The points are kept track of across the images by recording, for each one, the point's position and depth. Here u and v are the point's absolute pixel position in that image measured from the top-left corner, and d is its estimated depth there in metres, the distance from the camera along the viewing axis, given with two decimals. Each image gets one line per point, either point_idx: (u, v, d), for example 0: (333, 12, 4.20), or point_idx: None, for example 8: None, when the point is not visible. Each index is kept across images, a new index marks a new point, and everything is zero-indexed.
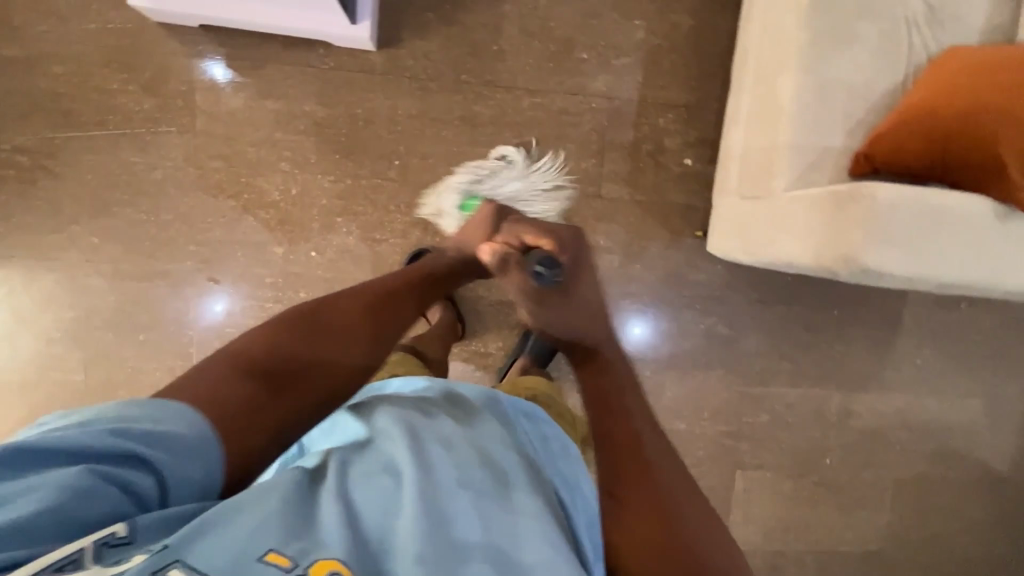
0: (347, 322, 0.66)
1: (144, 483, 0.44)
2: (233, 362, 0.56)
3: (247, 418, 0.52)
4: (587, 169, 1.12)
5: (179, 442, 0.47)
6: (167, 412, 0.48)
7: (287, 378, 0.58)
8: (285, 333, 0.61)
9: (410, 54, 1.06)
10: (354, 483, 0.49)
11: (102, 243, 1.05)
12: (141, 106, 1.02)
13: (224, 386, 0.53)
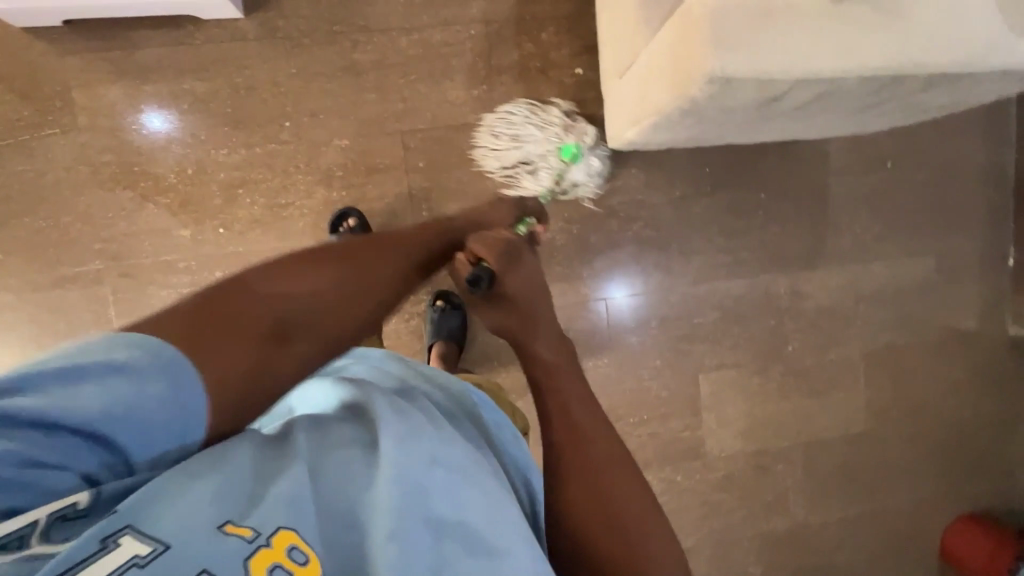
0: (362, 266, 0.61)
1: (106, 460, 0.39)
2: (265, 298, 0.51)
3: (258, 360, 0.48)
4: (479, 97, 1.12)
5: (167, 408, 0.41)
6: (174, 361, 0.42)
7: (300, 331, 0.53)
8: (309, 268, 0.57)
9: (279, 15, 1.06)
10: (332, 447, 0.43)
11: (6, 257, 1.04)
12: (21, 114, 1.02)
13: (249, 333, 0.48)
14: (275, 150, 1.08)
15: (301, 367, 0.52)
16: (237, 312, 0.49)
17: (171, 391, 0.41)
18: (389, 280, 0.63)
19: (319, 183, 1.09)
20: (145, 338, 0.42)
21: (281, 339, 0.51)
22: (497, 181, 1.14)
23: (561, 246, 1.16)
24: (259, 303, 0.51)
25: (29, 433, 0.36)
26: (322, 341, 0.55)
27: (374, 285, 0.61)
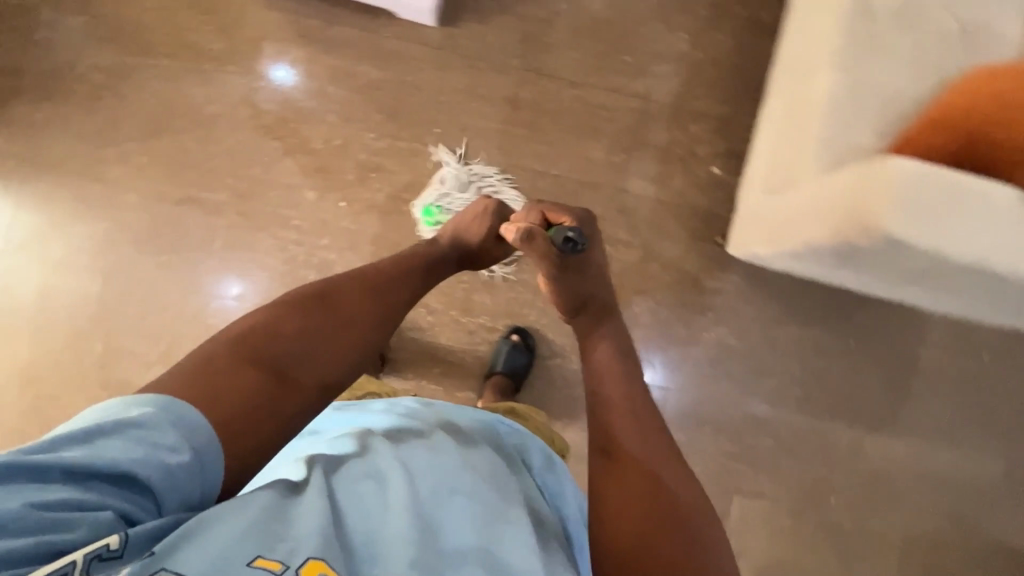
0: (347, 319, 0.70)
1: (135, 506, 0.46)
2: (243, 356, 0.59)
3: (242, 412, 0.55)
4: (616, 163, 1.16)
5: (182, 453, 0.49)
6: (174, 404, 0.51)
7: (298, 370, 0.62)
8: (293, 326, 0.65)
9: (465, 34, 1.13)
10: (345, 489, 0.54)
11: (149, 164, 1.10)
12: (213, 46, 1.10)
13: (240, 377, 0.57)
14: (416, 150, 1.13)
15: (306, 397, 0.62)
16: (223, 365, 0.57)
17: (188, 437, 0.50)
18: (368, 314, 0.72)
19: (443, 191, 1.13)
20: (149, 395, 0.51)
21: (282, 380, 0.60)
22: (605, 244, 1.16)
23: (644, 325, 1.16)
24: (250, 356, 0.60)
25: (66, 484, 0.43)
26: (317, 375, 0.64)
27: (353, 321, 0.70)
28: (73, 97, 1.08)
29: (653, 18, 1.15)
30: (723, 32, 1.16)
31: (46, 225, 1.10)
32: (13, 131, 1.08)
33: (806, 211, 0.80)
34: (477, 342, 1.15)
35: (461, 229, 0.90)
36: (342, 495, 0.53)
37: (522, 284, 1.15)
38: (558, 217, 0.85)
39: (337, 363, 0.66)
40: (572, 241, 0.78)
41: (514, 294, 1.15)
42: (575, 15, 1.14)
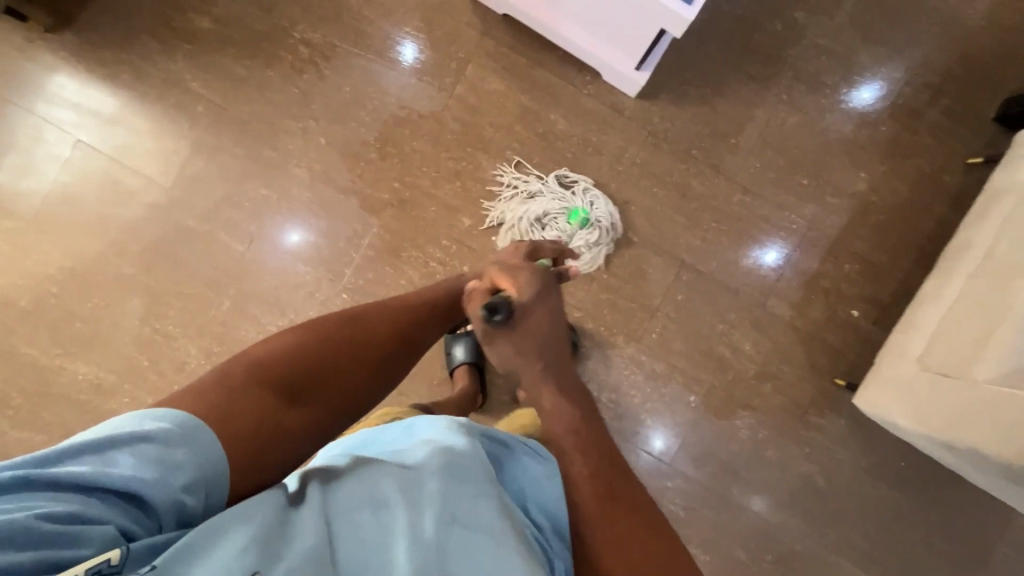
0: (369, 345, 0.67)
1: (135, 523, 0.43)
2: (254, 372, 0.56)
3: (260, 433, 0.53)
4: (763, 278, 1.16)
5: (182, 474, 0.45)
6: (198, 430, 0.48)
7: (309, 395, 0.60)
8: (311, 347, 0.62)
9: (659, 113, 1.13)
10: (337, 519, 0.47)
11: (326, 146, 1.11)
12: (422, 55, 1.12)
13: (251, 396, 0.54)
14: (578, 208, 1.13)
15: (312, 424, 0.59)
16: (241, 381, 0.54)
17: (195, 458, 0.47)
18: (385, 350, 0.69)
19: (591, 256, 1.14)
20: (168, 412, 0.48)
21: (291, 405, 0.57)
22: (727, 351, 1.16)
23: (741, 438, 1.17)
24: (263, 373, 0.57)
25: (70, 495, 0.41)
26: (323, 403, 0.61)
27: (368, 353, 0.67)
28: (278, 64, 1.10)
29: (841, 150, 1.15)
30: (903, 183, 1.16)
31: (209, 171, 1.11)
32: (210, 78, 1.10)
33: (1001, 412, 0.78)
34: None
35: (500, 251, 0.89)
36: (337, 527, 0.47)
37: (638, 366, 1.15)
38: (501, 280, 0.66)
39: (343, 393, 0.63)
40: (492, 314, 0.60)
41: (627, 372, 1.16)
42: (768, 126, 1.15)
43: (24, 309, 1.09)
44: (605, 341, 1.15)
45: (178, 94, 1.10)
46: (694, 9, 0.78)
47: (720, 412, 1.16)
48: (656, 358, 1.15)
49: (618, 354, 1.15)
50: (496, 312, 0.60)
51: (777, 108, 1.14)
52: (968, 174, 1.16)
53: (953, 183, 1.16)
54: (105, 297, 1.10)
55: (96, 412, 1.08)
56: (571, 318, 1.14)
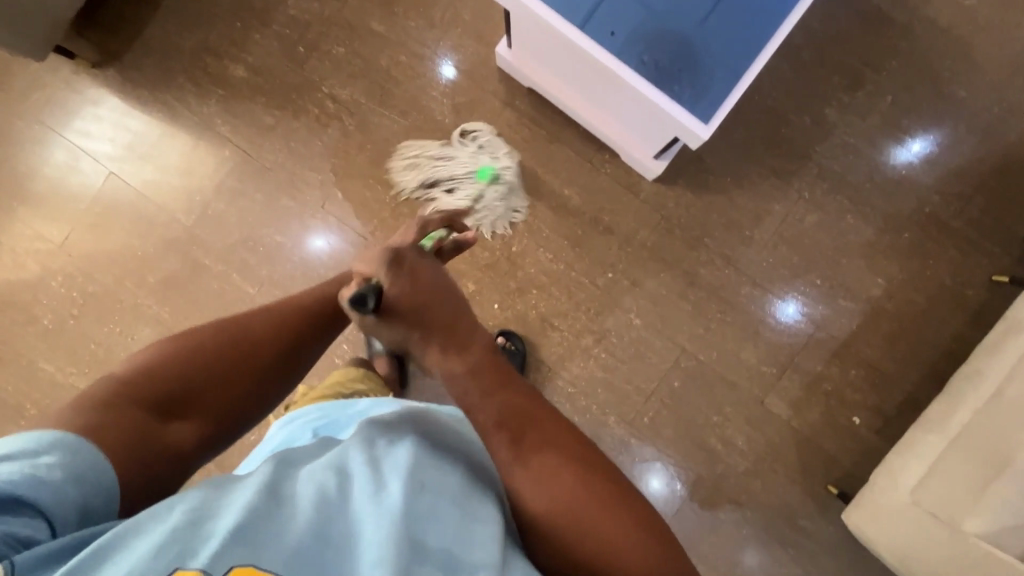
0: (262, 349, 0.61)
1: (26, 525, 0.39)
2: (125, 391, 0.52)
3: (135, 449, 0.49)
4: (764, 375, 1.14)
5: (60, 469, 0.43)
6: (64, 449, 0.45)
7: (193, 405, 0.56)
8: (192, 355, 0.56)
9: (675, 199, 1.12)
10: (290, 485, 0.45)
11: (342, 200, 1.13)
12: (444, 118, 1.12)
13: (121, 416, 0.50)
14: (583, 285, 1.13)
15: (204, 433, 0.57)
16: (104, 408, 0.50)
17: (70, 462, 0.44)
18: (282, 352, 0.63)
19: (590, 333, 1.14)
20: (30, 434, 0.45)
21: (172, 419, 0.54)
22: (719, 443, 1.14)
23: (724, 531, 1.14)
24: (133, 393, 0.52)
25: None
26: (213, 409, 0.57)
27: (262, 354, 0.61)
28: (304, 117, 1.13)
29: (860, 253, 1.12)
30: (922, 292, 1.12)
31: (228, 212, 1.14)
32: (239, 124, 1.13)
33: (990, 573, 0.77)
34: None
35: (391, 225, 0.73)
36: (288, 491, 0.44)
37: (626, 448, 1.14)
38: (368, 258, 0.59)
39: (241, 398, 0.59)
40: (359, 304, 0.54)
41: (615, 453, 1.15)
42: (786, 221, 1.12)
43: (47, 327, 1.15)
44: (597, 419, 1.14)
45: (207, 137, 1.14)
46: (710, 130, 0.77)
47: (706, 503, 1.15)
48: (646, 442, 1.15)
49: (609, 434, 1.14)
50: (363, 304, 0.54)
51: (797, 204, 1.12)
52: (991, 291, 1.11)
53: (974, 298, 1.11)
54: (120, 324, 1.14)
55: None
56: (564, 392, 1.14)
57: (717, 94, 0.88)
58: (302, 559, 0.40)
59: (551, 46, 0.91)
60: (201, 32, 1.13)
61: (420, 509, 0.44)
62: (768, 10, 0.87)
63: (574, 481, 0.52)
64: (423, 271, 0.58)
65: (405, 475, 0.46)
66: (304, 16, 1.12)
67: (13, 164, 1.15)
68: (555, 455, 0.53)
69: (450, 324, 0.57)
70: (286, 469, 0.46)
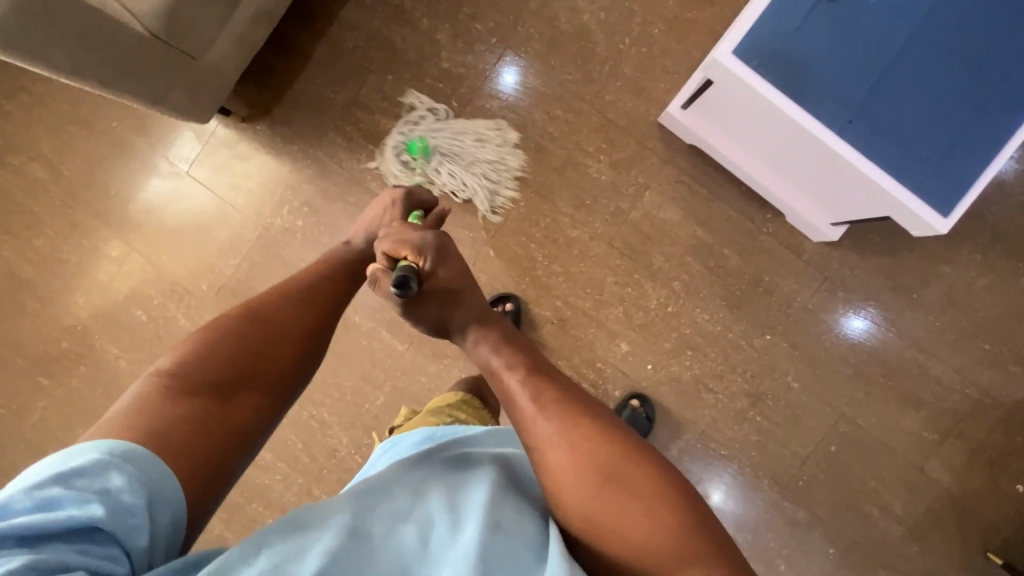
0: (287, 322, 0.61)
1: (108, 562, 0.38)
2: (167, 384, 0.50)
3: (199, 434, 0.49)
4: (925, 440, 1.11)
5: (129, 491, 0.41)
6: (130, 450, 0.43)
7: (248, 382, 0.55)
8: (222, 339, 0.55)
9: (839, 260, 1.09)
10: (372, 518, 0.46)
11: (494, 257, 1.11)
12: (600, 176, 1.09)
13: (180, 405, 0.49)
14: (740, 347, 1.11)
15: (264, 413, 0.55)
16: (156, 404, 0.48)
17: (148, 477, 0.43)
18: (309, 319, 0.63)
19: (747, 395, 1.11)
20: (93, 442, 0.43)
21: (233, 399, 0.53)
22: (875, 508, 1.12)
23: None
24: (181, 385, 0.50)
25: (14, 550, 0.35)
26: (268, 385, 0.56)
27: (297, 330, 0.61)
28: None
29: None
30: None
31: None
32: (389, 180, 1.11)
33: None
34: None
35: (374, 228, 0.77)
36: (374, 525, 0.46)
37: (779, 511, 1.12)
38: (397, 253, 0.63)
39: (287, 370, 0.59)
40: (403, 290, 0.58)
41: (768, 515, 1.13)
42: (955, 284, 1.09)
43: None
44: (749, 482, 1.13)
45: (357, 192, 1.12)
46: (951, 225, 0.74)
47: (860, 568, 1.12)
48: (799, 506, 1.13)
49: (761, 497, 1.13)
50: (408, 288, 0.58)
51: (967, 266, 1.08)
52: None
53: None
54: None
55: (251, 487, 1.13)
56: (716, 454, 1.12)
57: (971, 160, 0.74)
58: None
59: (749, 116, 0.86)
60: (353, 86, 1.10)
61: (495, 547, 0.44)
62: (974, 60, 0.75)
63: (569, 418, 0.53)
64: (449, 250, 0.64)
65: (484, 513, 0.47)
66: (458, 70, 1.09)
67: (163, 217, 1.15)
68: (582, 435, 0.52)
69: (467, 299, 0.63)
70: (363, 509, 0.47)
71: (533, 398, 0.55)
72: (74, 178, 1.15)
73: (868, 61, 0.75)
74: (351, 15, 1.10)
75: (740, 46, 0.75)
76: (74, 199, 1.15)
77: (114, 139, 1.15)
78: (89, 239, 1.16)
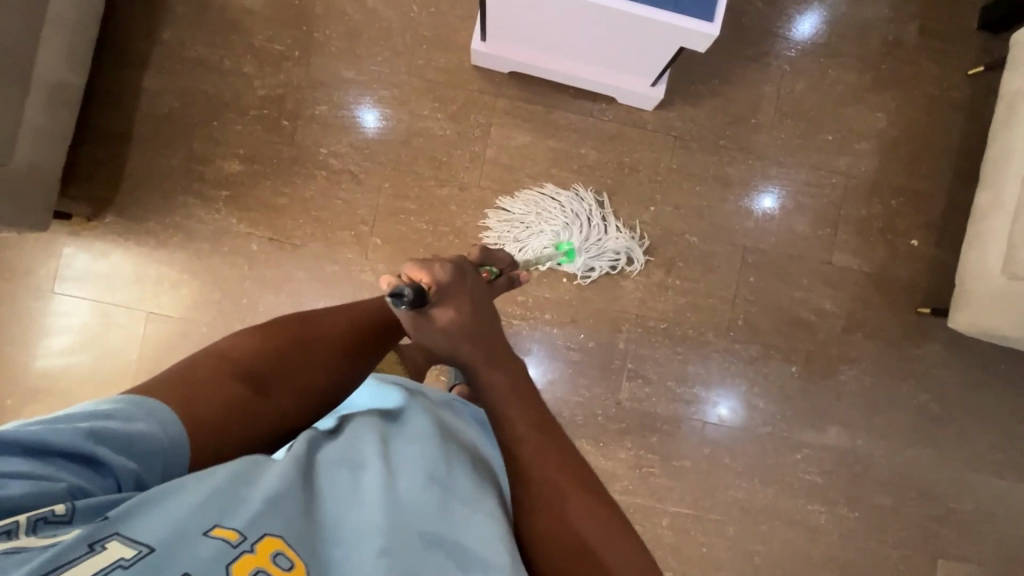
0: (335, 334, 0.66)
1: (93, 480, 0.44)
2: (222, 363, 0.56)
3: (223, 421, 0.53)
4: (822, 238, 1.20)
5: (143, 439, 0.47)
6: (154, 407, 0.49)
7: (280, 385, 0.59)
8: (280, 337, 0.62)
9: (679, 117, 1.18)
10: (319, 468, 0.49)
11: (382, 244, 1.13)
12: (445, 131, 1.15)
13: (220, 385, 0.54)
14: (634, 228, 1.17)
15: (283, 416, 0.58)
16: (204, 376, 0.54)
17: (153, 428, 0.48)
18: (354, 336, 0.67)
19: (659, 267, 1.17)
20: (129, 395, 0.49)
21: (262, 397, 0.57)
22: (811, 314, 1.20)
23: (850, 390, 1.20)
24: (230, 367, 0.56)
25: (22, 456, 0.42)
26: (298, 393, 0.60)
27: (339, 341, 0.66)
28: (315, 183, 1.13)
29: (853, 98, 1.21)
30: (919, 109, 1.21)
31: (282, 303, 1.12)
32: (255, 216, 1.12)
33: None
34: (692, 410, 1.18)
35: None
36: (320, 475, 0.49)
37: (734, 355, 1.18)
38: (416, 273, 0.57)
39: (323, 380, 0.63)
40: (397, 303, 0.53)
41: (726, 363, 1.18)
42: (780, 97, 1.20)
43: None
44: (697, 342, 1.18)
45: (230, 240, 1.12)
46: (719, 25, 0.82)
47: (822, 372, 1.20)
48: (749, 342, 1.19)
49: (714, 349, 1.18)
50: (402, 299, 0.54)
51: (782, 79, 1.20)
52: (972, 85, 1.21)
53: (961, 96, 1.21)
54: None
55: None
56: (658, 330, 1.17)
57: None
58: (324, 541, 0.44)
59: (532, 15, 0.93)
60: (184, 145, 1.12)
61: (434, 510, 0.49)
62: None
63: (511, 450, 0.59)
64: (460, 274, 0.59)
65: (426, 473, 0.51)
66: (276, 91, 1.13)
67: (50, 345, 1.11)
68: (569, 486, 0.57)
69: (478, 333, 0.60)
70: (313, 454, 0.50)
71: (534, 446, 0.58)
72: None
73: None
74: (153, 83, 1.11)
75: None
76: None
77: None
78: None
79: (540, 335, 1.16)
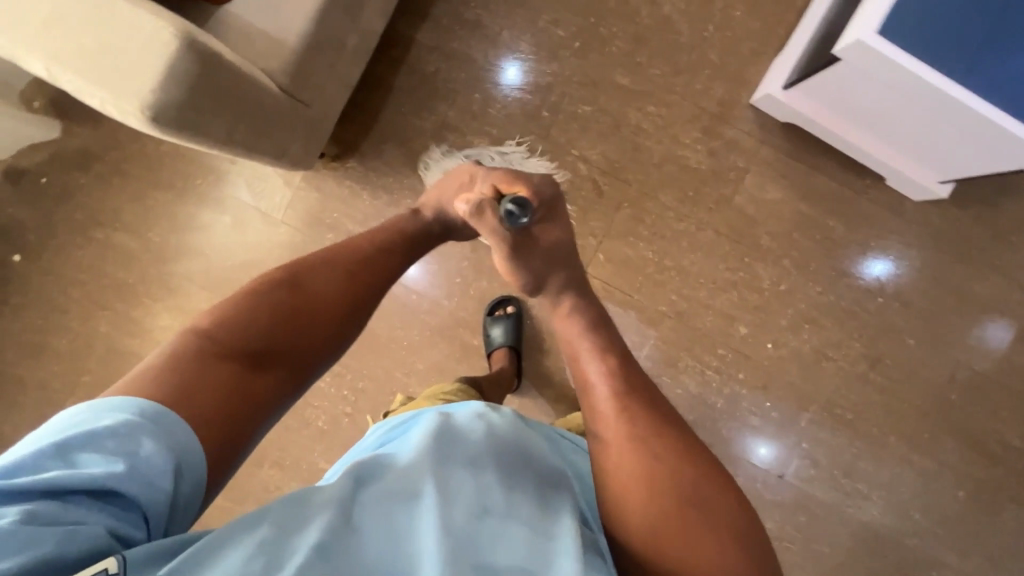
0: (326, 298, 0.61)
1: (122, 520, 0.40)
2: (202, 345, 0.51)
3: (223, 405, 0.49)
4: None
5: (159, 455, 0.43)
6: (154, 411, 0.44)
7: (275, 357, 0.55)
8: (259, 306, 0.56)
9: (938, 215, 1.12)
10: (366, 502, 0.45)
11: (605, 261, 1.11)
12: (701, 165, 1.10)
13: (208, 370, 0.50)
14: (855, 313, 1.13)
15: (287, 385, 0.55)
16: (191, 358, 0.50)
17: (163, 439, 0.44)
18: (344, 296, 0.63)
19: (866, 359, 1.14)
20: (120, 400, 0.44)
21: (259, 369, 0.53)
22: (999, 448, 1.16)
23: (1015, 533, 1.16)
24: (215, 347, 0.51)
25: (37, 501, 0.38)
26: (294, 360, 0.56)
27: (331, 306, 0.61)
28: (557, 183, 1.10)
29: None
30: None
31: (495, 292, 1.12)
32: None
33: None
34: (849, 504, 1.17)
35: (445, 203, 0.75)
36: (365, 509, 0.44)
37: (909, 465, 1.16)
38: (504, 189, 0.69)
39: (315, 349, 0.59)
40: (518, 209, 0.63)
41: (898, 470, 1.16)
42: None
43: (320, 429, 1.13)
44: (878, 440, 1.16)
45: None
46: None
47: (992, 507, 1.16)
48: (927, 456, 1.16)
49: (891, 453, 1.16)
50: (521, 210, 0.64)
51: None
52: None
53: None
54: None
55: None
56: (844, 419, 1.16)
57: None
58: None
59: (875, 89, 0.86)
60: (441, 109, 1.09)
61: (488, 534, 0.44)
62: None
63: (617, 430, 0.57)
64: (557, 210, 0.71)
65: (474, 498, 0.46)
66: (545, 79, 1.09)
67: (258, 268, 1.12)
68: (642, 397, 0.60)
69: (572, 262, 0.70)
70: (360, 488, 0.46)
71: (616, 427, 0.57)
72: (163, 242, 1.12)
73: (1004, 47, 0.77)
74: (430, 39, 1.09)
75: (883, 25, 0.76)
76: (167, 265, 1.12)
77: (200, 196, 1.12)
78: (182, 300, 1.12)
79: (728, 392, 1.14)
